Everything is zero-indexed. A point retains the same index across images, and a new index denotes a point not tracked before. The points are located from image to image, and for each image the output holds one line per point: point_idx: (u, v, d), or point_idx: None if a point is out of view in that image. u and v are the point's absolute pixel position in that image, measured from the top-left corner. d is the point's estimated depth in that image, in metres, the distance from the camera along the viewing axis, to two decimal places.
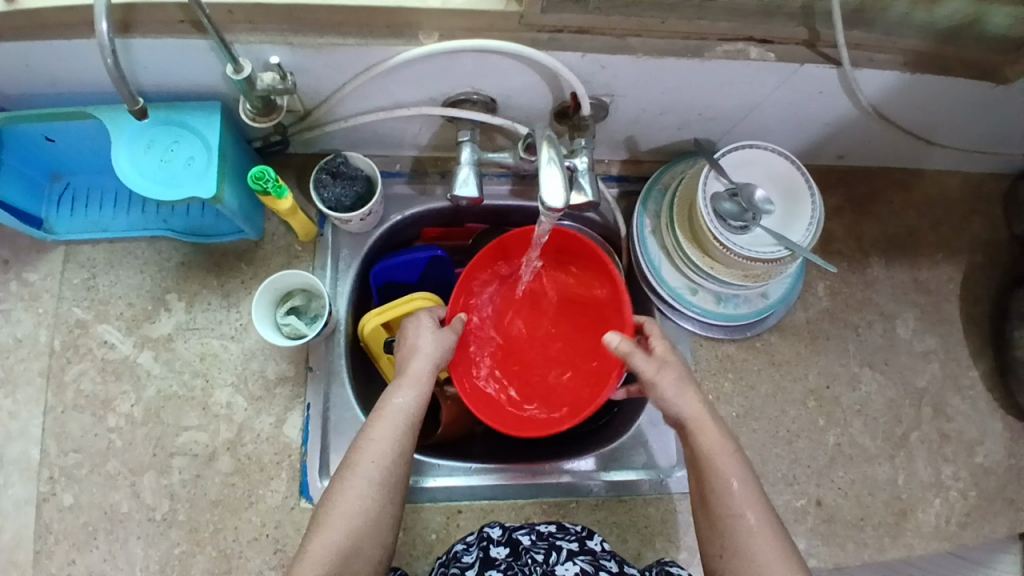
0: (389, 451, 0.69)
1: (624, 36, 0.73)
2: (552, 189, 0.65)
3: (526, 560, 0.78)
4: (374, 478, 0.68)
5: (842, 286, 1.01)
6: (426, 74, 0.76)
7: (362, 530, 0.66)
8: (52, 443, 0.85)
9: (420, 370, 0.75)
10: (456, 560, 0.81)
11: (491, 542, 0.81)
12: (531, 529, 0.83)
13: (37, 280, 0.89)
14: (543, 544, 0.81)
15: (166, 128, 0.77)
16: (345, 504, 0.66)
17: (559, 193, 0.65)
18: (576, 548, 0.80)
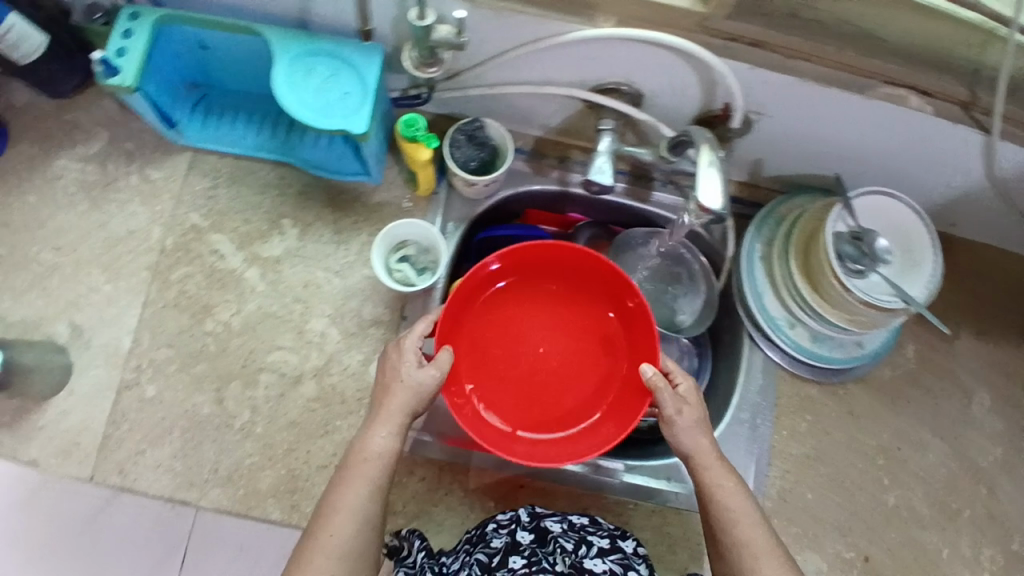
0: (367, 507, 0.63)
1: (794, 58, 0.72)
2: (707, 191, 0.64)
3: (551, 548, 0.76)
4: (348, 542, 0.61)
5: (927, 351, 1.01)
6: (586, 57, 0.76)
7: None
8: (146, 335, 0.87)
9: (395, 402, 0.66)
10: (484, 543, 0.78)
11: (519, 526, 0.79)
12: (562, 518, 0.80)
13: (160, 178, 0.91)
14: (574, 535, 0.78)
15: (328, 59, 0.78)
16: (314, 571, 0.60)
17: (716, 194, 0.64)
18: (607, 546, 0.77)
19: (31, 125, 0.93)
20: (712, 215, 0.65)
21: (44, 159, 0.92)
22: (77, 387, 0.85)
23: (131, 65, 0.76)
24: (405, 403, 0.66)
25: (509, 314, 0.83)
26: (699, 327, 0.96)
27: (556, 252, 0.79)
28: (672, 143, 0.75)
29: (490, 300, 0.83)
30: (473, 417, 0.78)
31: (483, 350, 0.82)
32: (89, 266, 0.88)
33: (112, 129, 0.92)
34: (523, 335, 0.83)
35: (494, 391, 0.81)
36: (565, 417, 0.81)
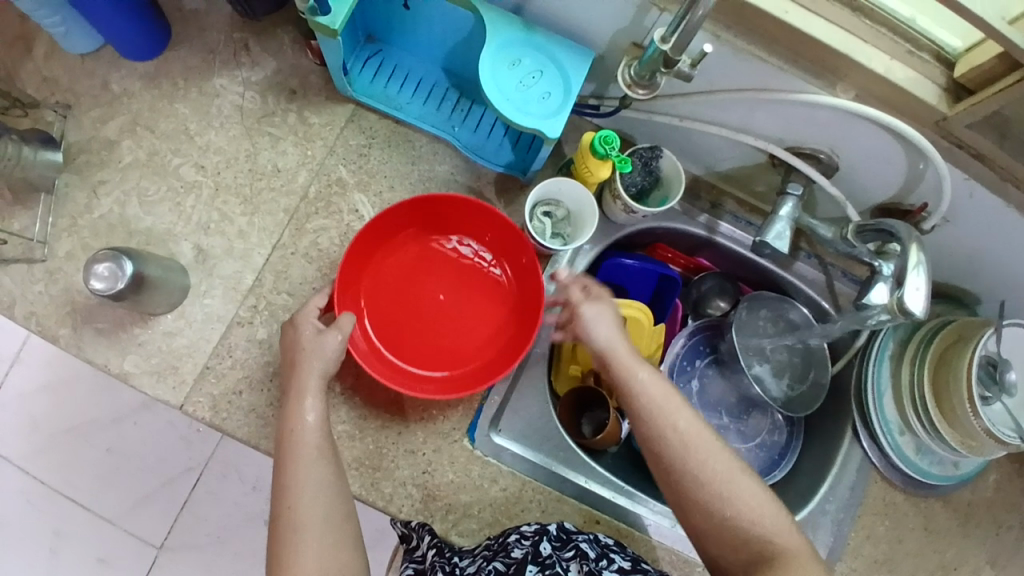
0: (319, 469, 0.67)
1: (1008, 181, 0.70)
2: (912, 293, 0.63)
3: (569, 556, 0.73)
4: (318, 507, 0.65)
5: (1011, 486, 1.00)
6: (804, 119, 0.75)
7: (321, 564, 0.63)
8: (269, 278, 0.85)
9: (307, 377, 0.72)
10: (505, 552, 0.74)
11: (543, 538, 0.75)
12: (589, 537, 0.78)
13: (317, 123, 0.89)
14: (597, 549, 0.76)
15: (537, 55, 0.77)
16: (292, 540, 0.63)
17: (920, 299, 0.63)
18: (630, 567, 0.74)
19: (200, 36, 0.91)
20: (911, 318, 0.64)
21: (203, 72, 0.90)
22: (189, 313, 0.84)
23: (341, 8, 0.75)
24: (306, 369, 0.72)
25: (418, 264, 0.87)
26: (800, 408, 0.94)
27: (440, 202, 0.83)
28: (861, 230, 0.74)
29: (405, 248, 0.87)
30: (370, 353, 0.83)
31: (383, 291, 0.86)
32: (227, 195, 0.87)
33: (281, 61, 0.91)
34: (432, 282, 0.87)
35: (389, 331, 0.85)
36: (464, 358, 0.86)
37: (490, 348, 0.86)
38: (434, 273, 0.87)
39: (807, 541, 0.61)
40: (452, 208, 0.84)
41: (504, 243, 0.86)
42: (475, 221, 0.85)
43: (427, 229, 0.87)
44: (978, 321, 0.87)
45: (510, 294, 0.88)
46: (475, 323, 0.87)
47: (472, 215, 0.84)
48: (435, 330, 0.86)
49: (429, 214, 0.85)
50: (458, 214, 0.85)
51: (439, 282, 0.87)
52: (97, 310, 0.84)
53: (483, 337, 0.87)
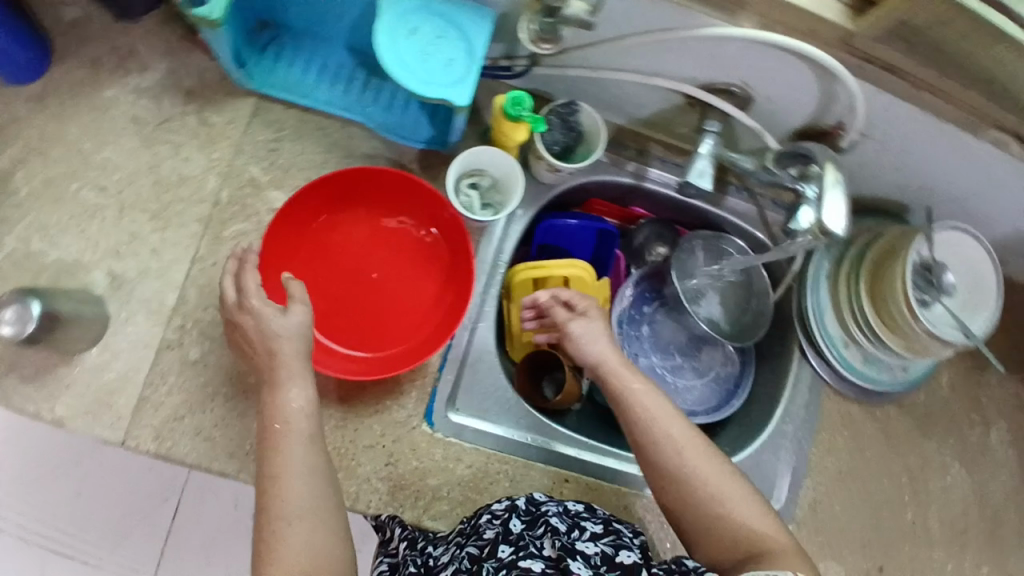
0: (306, 450, 0.66)
1: (922, 88, 0.71)
2: (832, 213, 0.63)
3: (540, 531, 0.69)
4: (303, 492, 0.64)
5: (959, 382, 1.04)
6: (715, 53, 0.73)
7: (309, 551, 0.62)
8: (193, 293, 0.82)
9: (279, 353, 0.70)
10: (476, 535, 0.72)
11: (511, 513, 0.73)
12: (558, 506, 0.75)
13: (222, 124, 0.84)
14: (568, 519, 0.72)
15: (436, 20, 0.72)
16: (279, 528, 0.62)
17: (840, 217, 0.64)
18: (600, 531, 0.71)
19: (75, 45, 0.84)
20: (835, 237, 0.65)
21: (85, 85, 0.84)
22: (115, 343, 0.80)
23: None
24: (277, 349, 0.70)
25: (343, 247, 0.84)
26: (751, 336, 0.95)
27: (356, 175, 0.80)
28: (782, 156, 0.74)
29: (327, 229, 0.84)
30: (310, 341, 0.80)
31: (311, 275, 0.82)
32: (134, 212, 0.82)
33: (170, 61, 0.85)
34: (361, 260, 0.84)
35: (324, 315, 0.82)
36: (405, 333, 0.83)
37: (431, 319, 0.84)
38: (361, 247, 0.84)
39: (790, 537, 0.67)
40: (370, 179, 0.81)
41: (428, 208, 0.83)
42: (395, 188, 0.83)
43: (347, 206, 0.84)
44: (907, 231, 0.88)
45: (444, 261, 0.85)
46: (412, 295, 0.84)
47: (391, 182, 0.82)
48: (371, 308, 0.83)
49: (345, 187, 0.82)
50: (377, 184, 0.82)
51: (368, 258, 0.85)
52: (14, 355, 0.79)
53: (422, 309, 0.84)
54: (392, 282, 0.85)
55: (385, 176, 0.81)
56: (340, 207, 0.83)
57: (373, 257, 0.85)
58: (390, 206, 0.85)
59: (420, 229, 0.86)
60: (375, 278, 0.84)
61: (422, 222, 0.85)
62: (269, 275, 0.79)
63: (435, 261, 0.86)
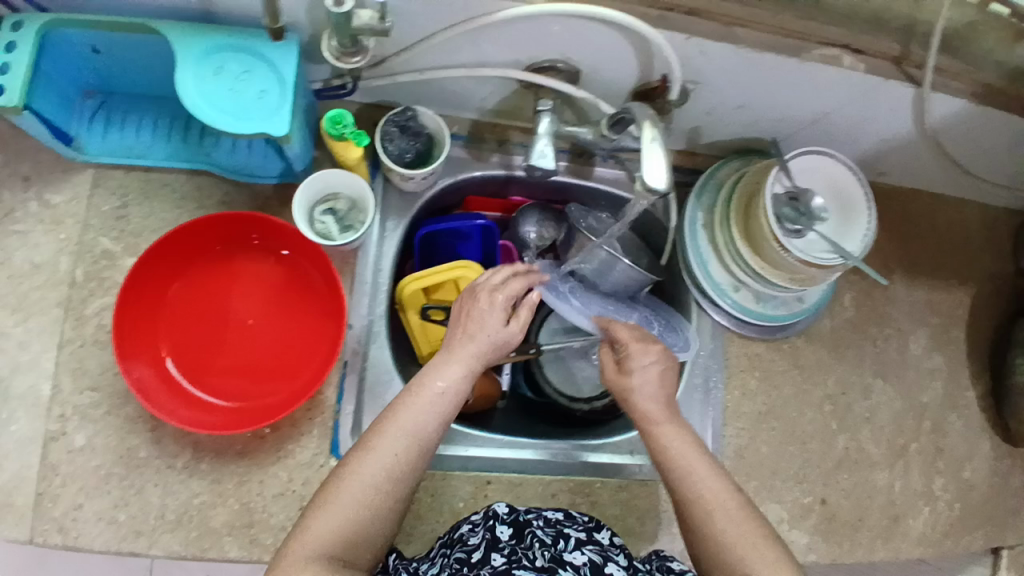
0: (426, 418, 0.67)
1: (731, 25, 0.72)
2: (652, 167, 0.65)
3: (529, 543, 0.74)
4: (388, 461, 0.64)
5: (866, 300, 1.05)
6: (524, 33, 0.73)
7: (367, 514, 0.63)
8: (66, 379, 0.80)
9: (462, 350, 0.71)
10: (462, 543, 0.77)
11: (496, 521, 0.78)
12: (539, 514, 0.80)
13: (62, 202, 0.82)
14: (551, 530, 0.78)
15: (240, 55, 0.71)
16: (350, 478, 0.63)
17: (660, 172, 0.65)
18: (584, 537, 0.77)
19: None
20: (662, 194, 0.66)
21: None
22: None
23: (16, 81, 0.68)
24: (480, 350, 0.72)
25: (207, 300, 0.82)
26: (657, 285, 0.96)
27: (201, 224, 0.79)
28: (615, 121, 0.75)
29: (187, 286, 0.82)
30: (188, 404, 0.78)
31: (179, 336, 0.80)
32: None
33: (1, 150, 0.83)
34: (229, 309, 0.82)
35: (200, 374, 0.80)
36: (288, 373, 0.81)
37: (311, 353, 0.82)
38: (219, 294, 0.82)
39: None
40: (218, 225, 0.80)
41: (286, 241, 0.82)
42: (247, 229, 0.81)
43: (203, 259, 0.82)
44: (766, 165, 0.89)
45: (314, 291, 0.83)
46: (288, 333, 0.82)
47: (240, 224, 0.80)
48: (248, 356, 0.81)
49: (195, 238, 0.80)
50: (227, 228, 0.80)
51: (236, 306, 0.82)
52: None
53: (301, 344, 0.82)
54: (265, 325, 0.82)
55: (233, 219, 0.80)
56: (188, 263, 0.81)
57: (241, 304, 0.83)
58: (244, 246, 0.83)
59: (284, 265, 0.84)
60: (247, 324, 0.82)
61: (285, 257, 0.84)
62: (126, 347, 0.76)
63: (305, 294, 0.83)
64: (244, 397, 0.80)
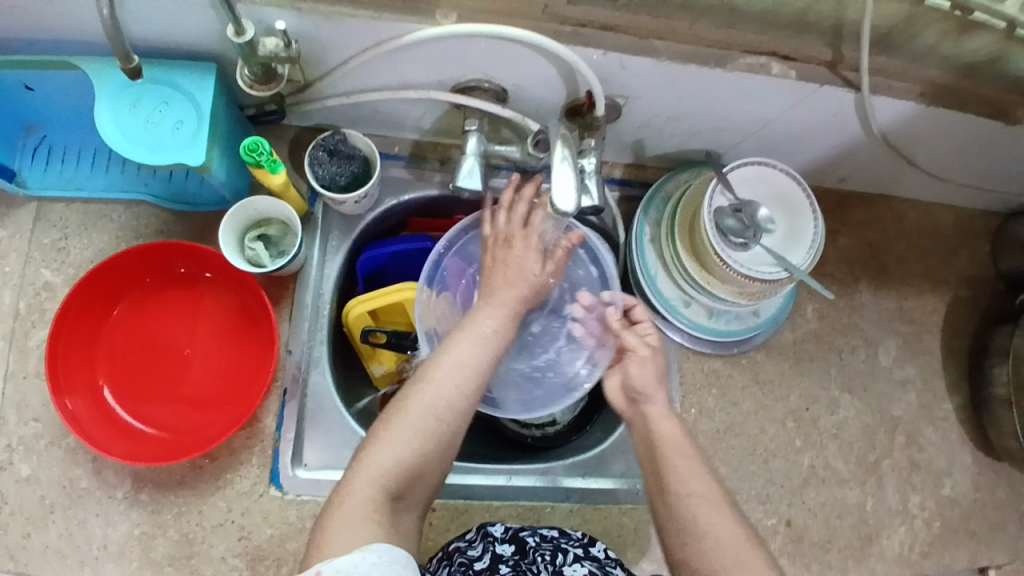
0: (478, 355, 0.68)
1: (648, 37, 0.70)
2: (563, 191, 0.66)
3: (533, 558, 0.77)
4: (443, 401, 0.66)
5: (831, 310, 1.02)
6: (439, 55, 0.72)
7: (424, 451, 0.64)
8: (10, 411, 0.81)
9: (508, 297, 0.73)
10: (460, 552, 0.78)
11: (495, 539, 0.79)
12: (534, 531, 0.81)
13: (5, 237, 0.84)
14: (548, 545, 0.79)
15: (157, 86, 0.72)
16: (407, 421, 0.64)
17: (570, 195, 0.66)
18: (581, 553, 0.78)
19: None
20: (571, 215, 0.67)
21: None
22: None
23: None
24: (517, 296, 0.73)
25: (143, 326, 0.84)
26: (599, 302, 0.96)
27: (132, 254, 0.80)
28: (538, 140, 0.77)
29: (123, 313, 0.83)
30: (124, 433, 0.80)
31: (115, 364, 0.82)
32: None
33: None
34: (166, 335, 0.84)
35: (137, 401, 0.82)
36: (224, 398, 0.83)
37: (247, 376, 0.83)
38: (150, 326, 0.84)
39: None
40: (149, 253, 0.82)
41: (219, 267, 0.84)
42: (180, 255, 0.83)
43: (139, 285, 0.84)
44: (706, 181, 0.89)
45: (250, 315, 0.85)
46: (224, 357, 0.84)
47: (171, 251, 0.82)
48: (184, 381, 0.83)
49: (127, 267, 0.82)
50: (159, 255, 0.82)
51: (172, 332, 0.84)
52: None
53: (237, 368, 0.84)
54: (200, 350, 0.84)
55: (163, 247, 0.81)
56: (116, 297, 0.83)
57: (177, 330, 0.84)
58: (181, 273, 0.85)
59: (218, 289, 0.85)
60: (182, 350, 0.84)
61: (220, 281, 0.85)
62: (58, 375, 0.77)
63: (240, 316, 0.85)
64: (183, 426, 0.81)
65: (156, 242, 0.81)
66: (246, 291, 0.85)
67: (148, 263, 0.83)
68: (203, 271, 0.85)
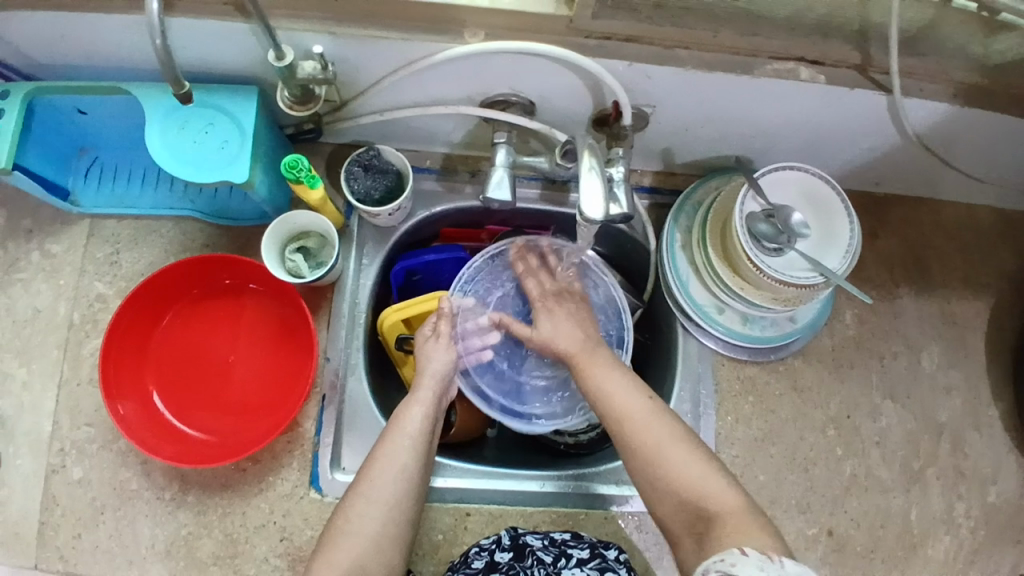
0: (406, 459, 0.72)
1: (673, 47, 0.71)
2: (590, 199, 0.67)
3: (530, 562, 0.81)
4: (382, 499, 0.70)
5: (869, 315, 1.00)
6: (468, 72, 0.75)
7: (370, 552, 0.68)
8: (66, 416, 0.85)
9: (420, 430, 0.75)
10: (465, 564, 0.81)
11: (498, 546, 0.82)
12: (543, 535, 0.84)
13: (61, 252, 0.89)
14: (553, 549, 0.82)
15: (203, 110, 0.76)
16: (353, 525, 0.68)
17: (599, 205, 0.67)
18: (587, 556, 0.81)
19: None
20: (599, 222, 0.68)
21: None
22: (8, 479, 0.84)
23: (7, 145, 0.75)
24: (429, 432, 0.76)
25: (189, 334, 0.87)
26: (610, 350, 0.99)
27: (180, 266, 0.84)
28: (564, 150, 0.80)
29: (171, 322, 0.87)
30: (171, 437, 0.84)
31: (163, 370, 0.86)
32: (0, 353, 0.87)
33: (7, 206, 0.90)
34: (211, 343, 0.88)
35: (184, 407, 0.85)
36: (263, 404, 0.86)
37: (284, 383, 0.86)
38: (198, 335, 0.88)
39: (746, 497, 0.66)
40: (196, 266, 0.85)
41: (259, 277, 0.87)
42: (225, 266, 0.87)
43: (186, 295, 0.88)
44: (737, 188, 0.89)
45: (290, 326, 0.88)
46: (265, 365, 0.87)
47: (217, 262, 0.86)
48: (226, 387, 0.86)
49: (176, 277, 0.85)
50: (204, 266, 0.86)
51: (217, 340, 0.88)
52: None
53: (276, 376, 0.87)
54: (243, 358, 0.87)
55: (209, 259, 0.85)
56: (164, 308, 0.87)
57: (222, 338, 0.88)
58: (226, 284, 0.89)
59: (260, 299, 0.89)
60: (225, 357, 0.87)
61: (261, 291, 0.89)
62: (111, 381, 0.81)
63: (280, 326, 0.88)
64: (226, 431, 0.85)
65: (202, 255, 0.85)
66: (286, 303, 0.88)
67: (195, 274, 0.87)
68: (246, 282, 0.89)
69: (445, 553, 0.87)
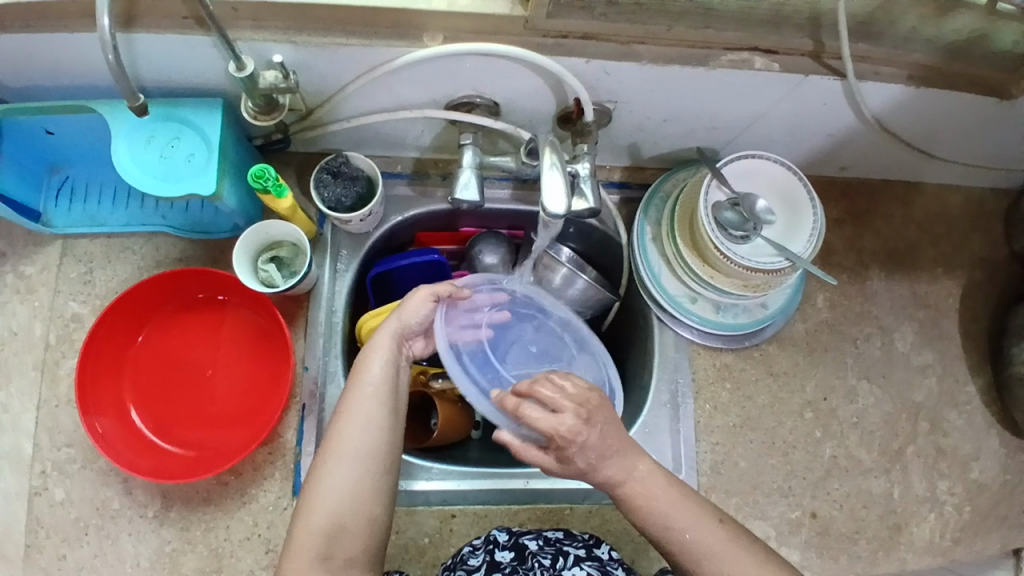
0: (374, 413, 0.71)
1: (630, 43, 0.73)
2: (553, 197, 0.68)
3: (531, 564, 0.80)
4: (355, 454, 0.69)
5: (842, 299, 1.01)
6: (428, 76, 0.75)
7: (350, 510, 0.67)
8: (45, 438, 0.85)
9: (386, 379, 0.73)
10: (462, 562, 0.81)
11: (497, 546, 0.82)
12: (538, 535, 0.84)
13: (34, 273, 0.89)
14: (550, 549, 0.82)
15: (168, 125, 0.76)
16: (327, 484, 0.68)
17: (560, 199, 0.68)
18: (583, 554, 0.81)
19: None
20: (563, 217, 0.69)
21: None
22: None
23: None
24: (396, 379, 0.74)
25: (164, 349, 0.88)
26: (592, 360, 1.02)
27: (154, 282, 0.84)
28: (529, 149, 0.81)
29: (145, 337, 0.88)
30: (149, 453, 0.83)
31: (140, 386, 0.86)
32: None
33: None
34: (186, 357, 0.88)
35: (161, 421, 0.85)
36: (239, 416, 0.86)
37: (259, 393, 0.86)
38: (173, 348, 0.88)
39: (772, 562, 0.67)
40: (168, 281, 0.86)
41: (231, 289, 0.88)
42: (197, 279, 0.87)
43: (160, 310, 0.88)
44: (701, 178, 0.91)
45: (264, 335, 0.88)
46: (240, 376, 0.87)
47: (190, 276, 0.86)
48: (203, 400, 0.86)
49: (148, 292, 0.86)
50: (175, 280, 0.86)
51: (192, 353, 0.88)
52: None
53: (251, 388, 0.87)
54: (218, 369, 0.87)
55: (181, 273, 0.85)
56: (139, 324, 0.87)
57: (197, 351, 0.88)
58: (200, 297, 0.89)
59: (232, 310, 0.89)
60: (200, 370, 0.87)
61: (234, 302, 0.89)
62: (88, 398, 0.81)
63: (254, 336, 0.89)
64: (205, 444, 0.85)
65: (174, 269, 0.85)
66: (259, 314, 0.89)
67: (168, 288, 0.87)
68: (219, 294, 0.89)
69: (431, 555, 0.87)
